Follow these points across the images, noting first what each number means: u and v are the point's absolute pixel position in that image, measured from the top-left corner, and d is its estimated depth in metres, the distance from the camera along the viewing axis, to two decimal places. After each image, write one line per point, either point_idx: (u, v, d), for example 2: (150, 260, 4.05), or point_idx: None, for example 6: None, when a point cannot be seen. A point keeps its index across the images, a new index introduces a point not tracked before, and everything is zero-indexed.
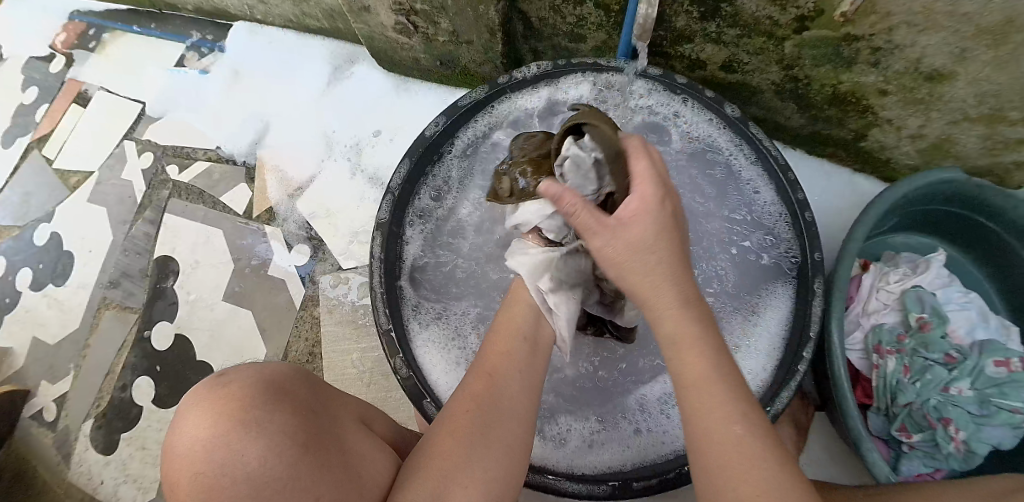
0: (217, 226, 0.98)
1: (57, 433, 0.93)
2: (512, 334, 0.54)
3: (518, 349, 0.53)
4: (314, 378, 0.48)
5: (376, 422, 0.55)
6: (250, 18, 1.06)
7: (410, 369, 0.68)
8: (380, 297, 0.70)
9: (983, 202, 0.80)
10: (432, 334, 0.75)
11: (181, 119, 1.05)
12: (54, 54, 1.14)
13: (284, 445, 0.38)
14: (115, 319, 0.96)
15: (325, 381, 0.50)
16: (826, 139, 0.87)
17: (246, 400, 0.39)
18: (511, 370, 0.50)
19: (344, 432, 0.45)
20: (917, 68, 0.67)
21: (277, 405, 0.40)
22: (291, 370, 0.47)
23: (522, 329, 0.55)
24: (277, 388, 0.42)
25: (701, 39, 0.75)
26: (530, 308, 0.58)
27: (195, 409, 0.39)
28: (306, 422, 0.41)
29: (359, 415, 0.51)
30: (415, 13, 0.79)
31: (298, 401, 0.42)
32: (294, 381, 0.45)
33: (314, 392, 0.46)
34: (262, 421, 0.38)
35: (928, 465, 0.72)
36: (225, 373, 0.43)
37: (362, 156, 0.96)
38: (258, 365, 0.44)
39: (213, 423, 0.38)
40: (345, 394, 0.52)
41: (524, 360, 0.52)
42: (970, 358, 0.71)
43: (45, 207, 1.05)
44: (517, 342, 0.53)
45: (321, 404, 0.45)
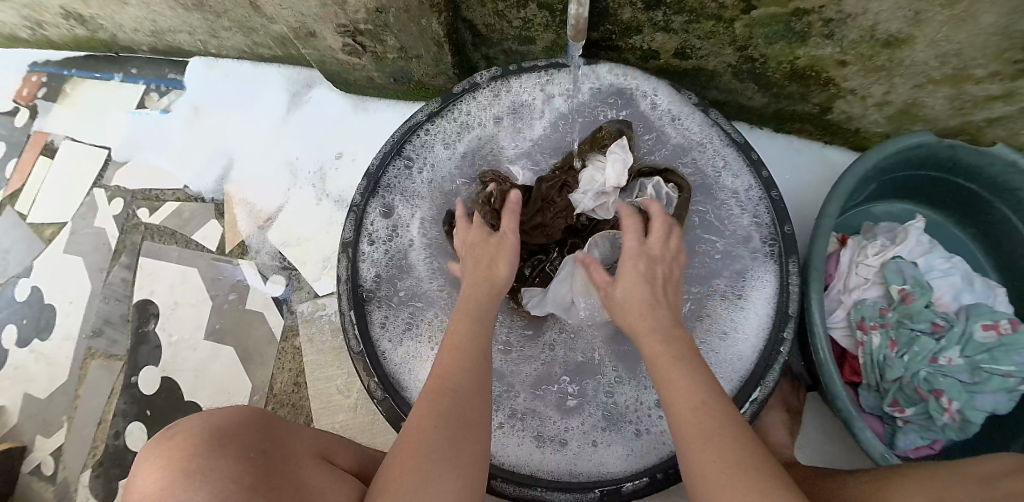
0: (193, 264, 0.98)
1: (56, 486, 0.93)
2: (463, 348, 0.54)
3: (469, 363, 0.53)
4: (264, 421, 0.49)
5: (336, 458, 0.56)
6: (205, 53, 1.05)
7: (384, 389, 0.69)
8: (348, 321, 0.72)
9: (957, 163, 0.78)
10: (407, 349, 0.74)
11: (147, 162, 1.06)
12: (17, 108, 1.14)
13: (230, 490, 0.38)
14: (102, 367, 0.96)
15: (280, 418, 0.52)
16: (791, 115, 0.86)
17: (192, 450, 0.40)
18: (466, 386, 0.51)
19: (296, 476, 0.46)
20: (873, 35, 0.65)
21: (222, 451, 0.41)
22: (241, 417, 0.47)
23: (470, 343, 0.54)
24: (224, 434, 0.43)
25: (649, 29, 0.74)
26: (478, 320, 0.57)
27: (144, 464, 0.40)
28: (252, 465, 0.42)
29: (316, 454, 0.53)
30: (361, 34, 0.78)
31: (245, 445, 0.43)
32: (243, 428, 0.45)
33: (264, 435, 0.47)
34: (206, 470, 0.39)
35: (925, 437, 0.72)
36: (172, 427, 0.44)
37: (328, 181, 0.97)
38: (206, 414, 0.46)
39: (159, 476, 0.38)
40: (299, 431, 0.54)
41: (474, 372, 0.52)
42: (957, 325, 0.70)
43: (24, 262, 1.06)
44: (465, 359, 0.53)
45: (271, 446, 0.47)
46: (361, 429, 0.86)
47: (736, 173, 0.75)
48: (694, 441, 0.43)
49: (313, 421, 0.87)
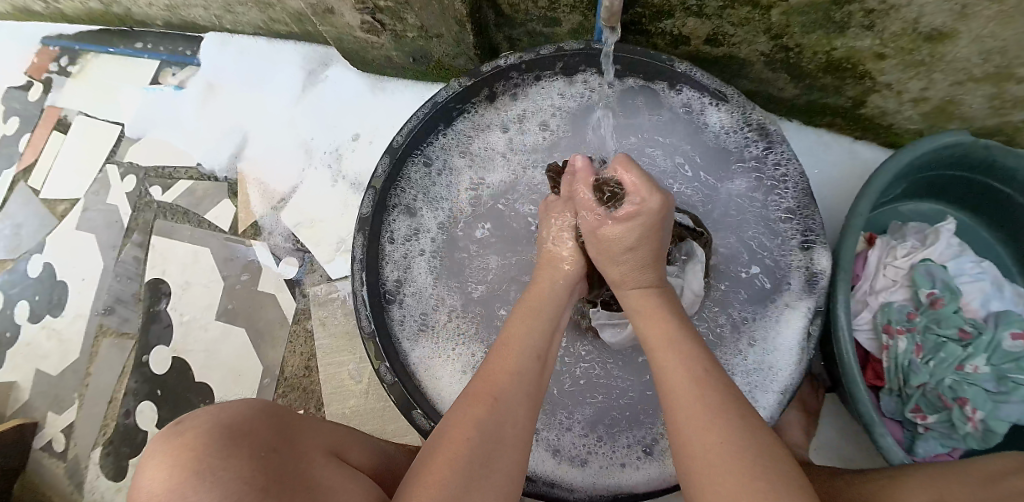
0: (205, 244, 0.97)
1: (67, 462, 0.93)
2: (518, 352, 0.50)
3: (527, 369, 0.49)
4: (279, 415, 0.49)
5: (352, 454, 0.56)
6: (220, 28, 1.03)
7: (395, 373, 0.68)
8: (362, 306, 0.70)
9: (993, 164, 0.75)
10: (428, 346, 0.75)
11: (161, 137, 1.05)
12: (30, 82, 1.12)
13: (239, 490, 0.38)
14: (113, 345, 0.96)
15: (296, 413, 0.52)
16: (822, 108, 0.83)
17: (204, 449, 0.39)
18: (516, 393, 0.47)
19: (308, 471, 0.45)
20: (916, 28, 0.62)
21: (234, 449, 0.40)
22: (253, 409, 0.46)
23: (529, 348, 0.50)
24: (239, 431, 0.43)
25: (681, 13, 0.71)
26: (545, 325, 0.53)
27: (154, 459, 0.40)
28: (264, 465, 0.41)
29: (331, 450, 0.52)
30: (382, 11, 0.76)
31: (256, 442, 0.43)
32: (254, 423, 0.44)
33: (278, 430, 0.47)
34: (217, 470, 0.38)
35: (946, 445, 0.71)
36: (183, 418, 0.43)
37: (343, 162, 0.96)
38: (222, 405, 0.45)
39: (168, 474, 0.38)
40: (314, 426, 0.53)
41: (529, 381, 0.48)
42: (986, 332, 0.69)
43: (36, 238, 1.05)
44: (524, 362, 0.49)
45: (286, 443, 0.46)
46: (373, 415, 0.85)
47: (758, 189, 0.76)
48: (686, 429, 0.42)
49: (324, 406, 0.87)
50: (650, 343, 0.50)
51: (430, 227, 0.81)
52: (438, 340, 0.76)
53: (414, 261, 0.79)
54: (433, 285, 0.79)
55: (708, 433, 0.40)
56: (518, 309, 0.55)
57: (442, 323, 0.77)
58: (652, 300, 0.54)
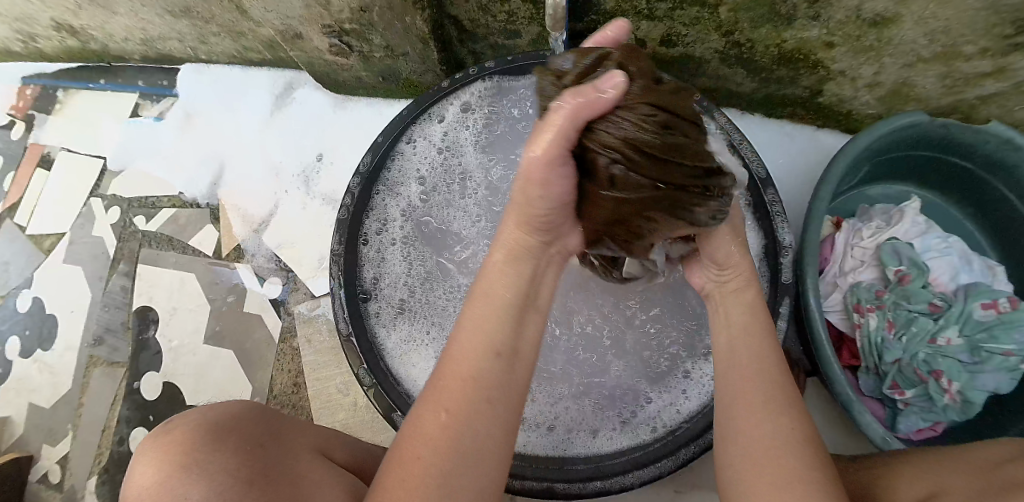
0: (190, 269, 0.99)
1: (63, 493, 0.93)
2: (481, 353, 0.43)
3: (487, 372, 0.42)
4: (273, 410, 0.50)
5: (343, 451, 0.55)
6: (194, 59, 1.06)
7: (374, 376, 0.70)
8: (338, 307, 0.72)
9: (952, 141, 0.77)
10: (401, 335, 0.75)
11: (142, 168, 1.07)
12: (12, 122, 1.14)
13: (225, 482, 0.40)
14: (104, 375, 0.97)
15: (290, 412, 0.53)
16: (782, 99, 0.85)
17: (191, 444, 0.42)
18: (478, 403, 0.41)
19: (303, 458, 0.47)
20: (859, 15, 0.64)
21: (222, 443, 0.42)
22: (252, 404, 0.49)
23: (488, 345, 0.43)
24: (229, 425, 0.45)
25: (634, 17, 0.73)
26: (503, 315, 0.45)
27: (154, 451, 0.43)
28: (254, 452, 0.43)
29: (325, 446, 0.53)
30: (346, 33, 0.78)
31: (245, 433, 0.44)
32: (248, 416, 0.47)
33: (269, 423, 0.48)
34: (203, 461, 0.41)
35: (927, 419, 0.71)
36: (182, 416, 0.46)
37: (313, 182, 0.98)
38: (214, 405, 0.48)
39: (164, 466, 0.41)
40: (310, 422, 0.53)
41: (490, 387, 0.42)
42: (955, 304, 0.70)
43: (25, 274, 1.07)
44: (486, 362, 0.43)
45: (279, 431, 0.48)
46: (362, 428, 0.86)
47: None
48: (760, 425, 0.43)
49: (314, 421, 0.88)
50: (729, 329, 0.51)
51: (397, 218, 0.80)
52: (410, 328, 0.76)
53: (387, 256, 0.78)
54: (402, 277, 0.78)
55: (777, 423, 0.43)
56: (473, 295, 0.47)
57: (418, 313, 0.77)
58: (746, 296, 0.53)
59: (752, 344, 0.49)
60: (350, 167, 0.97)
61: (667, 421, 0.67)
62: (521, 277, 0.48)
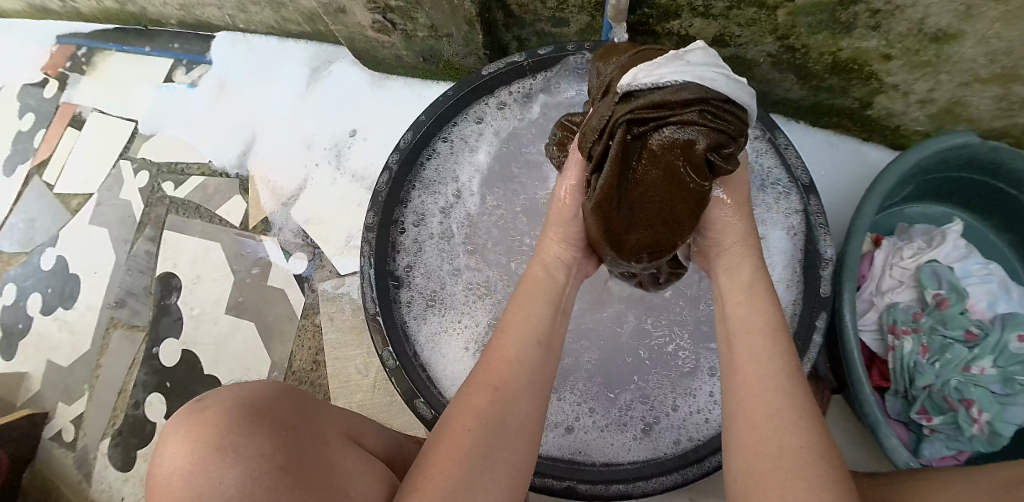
0: (216, 239, 0.99)
1: (76, 452, 0.94)
2: (521, 338, 0.49)
3: (529, 355, 0.48)
4: (300, 395, 0.48)
5: (365, 438, 0.54)
6: (232, 28, 1.05)
7: (399, 359, 0.68)
8: (367, 285, 0.71)
9: (1000, 166, 0.75)
10: (431, 325, 0.75)
11: (172, 134, 1.06)
12: (46, 80, 1.14)
13: (261, 468, 0.37)
14: (123, 338, 0.97)
15: (313, 396, 0.50)
16: (829, 109, 0.84)
17: (224, 424, 0.39)
18: (519, 381, 0.46)
19: (329, 450, 0.44)
20: (921, 29, 0.63)
21: (256, 427, 0.40)
22: (276, 389, 0.46)
23: (532, 333, 0.50)
24: (261, 408, 0.42)
25: (688, 14, 0.73)
26: (544, 311, 0.52)
27: (175, 433, 0.39)
28: (286, 440, 0.41)
29: (348, 434, 0.51)
30: (392, 10, 0.77)
31: (277, 420, 0.42)
32: (277, 401, 0.44)
33: (297, 409, 0.45)
34: (239, 446, 0.38)
35: (951, 447, 0.71)
36: (203, 397, 0.42)
37: (344, 157, 0.97)
38: (240, 384, 0.44)
39: (190, 450, 0.37)
40: (328, 410, 0.51)
41: (532, 369, 0.47)
42: (992, 333, 0.69)
43: (50, 232, 1.07)
44: (526, 349, 0.48)
45: (304, 419, 0.45)
46: (379, 409, 0.86)
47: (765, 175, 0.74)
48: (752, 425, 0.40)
49: (331, 399, 0.88)
50: (735, 328, 0.47)
51: (434, 206, 0.79)
52: (441, 319, 0.75)
53: (422, 245, 0.78)
54: (436, 271, 0.78)
55: (784, 430, 0.38)
56: (520, 295, 0.54)
57: (450, 308, 0.76)
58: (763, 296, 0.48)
59: (754, 340, 0.45)
60: (382, 145, 0.96)
61: (693, 430, 0.67)
62: (559, 289, 0.55)
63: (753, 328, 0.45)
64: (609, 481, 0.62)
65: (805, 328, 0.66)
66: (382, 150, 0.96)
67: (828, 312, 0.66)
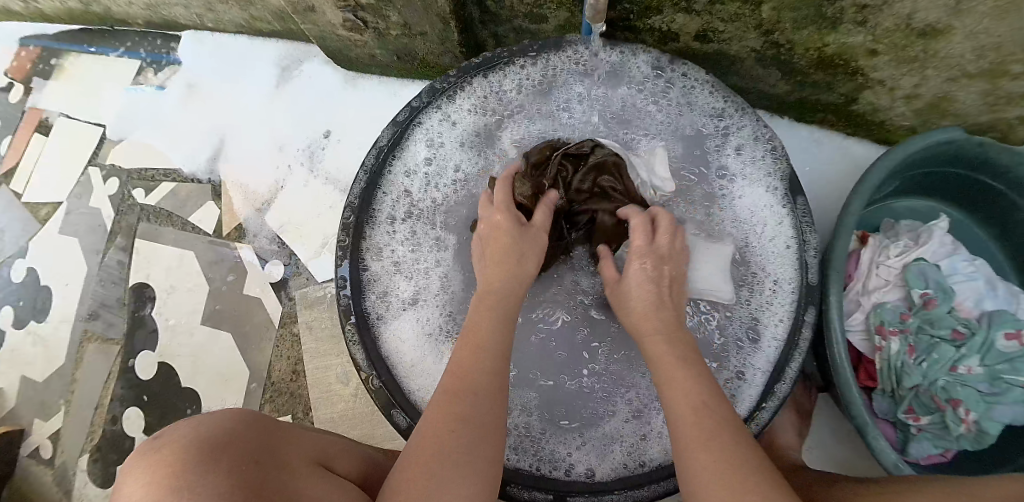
0: (189, 247, 0.96)
1: (55, 469, 0.92)
2: (480, 350, 0.50)
3: (490, 365, 0.49)
4: (261, 424, 0.46)
5: (336, 463, 0.52)
6: (200, 27, 1.01)
7: (368, 355, 0.67)
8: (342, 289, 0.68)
9: (986, 161, 0.74)
10: (419, 322, 0.71)
11: (142, 139, 1.03)
12: (10, 84, 1.10)
13: None
14: (98, 351, 0.95)
15: (272, 420, 0.48)
16: (816, 104, 0.82)
17: (178, 464, 0.36)
18: (483, 387, 0.47)
19: (296, 488, 0.42)
20: (909, 24, 0.61)
21: (214, 464, 0.37)
22: (234, 422, 0.43)
23: (494, 341, 0.51)
24: (219, 444, 0.39)
25: (670, 9, 0.70)
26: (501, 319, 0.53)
27: (130, 476, 0.36)
28: (248, 479, 0.38)
29: (315, 461, 0.49)
30: (363, 9, 0.74)
31: (237, 457, 0.39)
32: (238, 437, 0.41)
33: (257, 441, 0.43)
34: (197, 484, 0.34)
35: (938, 446, 0.70)
36: (161, 434, 0.40)
37: (318, 159, 0.94)
38: (197, 419, 0.42)
39: (143, 492, 0.34)
40: (296, 439, 0.49)
41: (495, 379, 0.49)
42: (979, 332, 0.68)
43: (19, 243, 1.04)
44: (488, 357, 0.50)
45: (267, 456, 0.42)
46: (361, 419, 0.85)
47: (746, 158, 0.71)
48: (687, 444, 0.43)
49: (312, 410, 0.86)
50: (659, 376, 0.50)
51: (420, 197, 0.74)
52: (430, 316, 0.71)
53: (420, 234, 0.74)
54: (406, 271, 0.72)
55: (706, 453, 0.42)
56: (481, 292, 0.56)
57: (419, 309, 0.71)
58: (663, 346, 0.52)
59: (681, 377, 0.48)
60: (356, 146, 0.94)
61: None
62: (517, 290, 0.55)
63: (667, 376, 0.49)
64: (599, 494, 0.61)
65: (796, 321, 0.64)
66: (358, 152, 0.93)
67: (817, 308, 0.64)
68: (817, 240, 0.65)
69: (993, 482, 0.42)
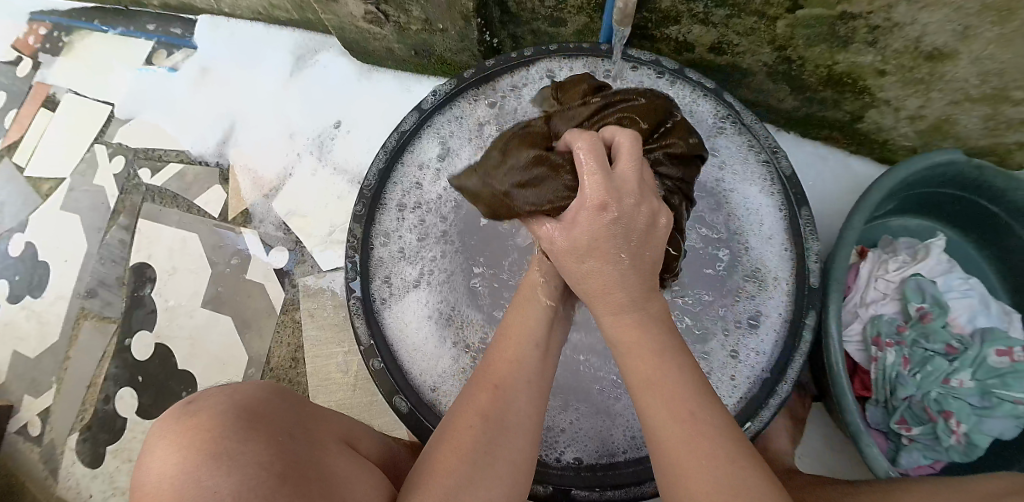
0: (193, 230, 0.95)
1: (43, 447, 0.91)
2: (520, 342, 0.49)
3: (528, 358, 0.48)
4: (293, 399, 0.46)
5: (360, 443, 0.52)
6: (217, 11, 1.02)
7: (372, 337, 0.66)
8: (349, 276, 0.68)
9: (984, 183, 0.76)
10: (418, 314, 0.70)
11: (150, 120, 1.03)
12: (19, 57, 1.09)
13: (257, 474, 0.34)
14: (94, 330, 0.94)
15: (304, 398, 0.48)
16: (821, 120, 0.84)
17: (216, 432, 0.36)
18: (519, 382, 0.46)
19: (327, 459, 0.41)
20: (917, 47, 0.63)
21: (250, 432, 0.37)
22: (266, 393, 0.43)
23: (533, 334, 0.49)
24: (252, 414, 0.39)
25: (687, 19, 0.72)
26: (542, 315, 0.51)
27: (162, 441, 0.36)
28: (282, 447, 0.38)
29: (343, 439, 0.48)
30: (385, 2, 0.75)
31: (272, 427, 0.39)
32: (268, 406, 0.41)
33: (290, 414, 0.43)
34: (234, 451, 0.35)
35: (929, 457, 0.71)
36: (196, 400, 0.40)
37: (327, 149, 0.95)
38: (232, 388, 0.42)
39: (180, 456, 0.34)
40: (325, 415, 0.49)
41: (534, 373, 0.47)
42: (972, 348, 0.70)
43: (18, 217, 1.03)
44: (527, 350, 0.48)
45: (299, 427, 0.42)
46: (359, 409, 0.84)
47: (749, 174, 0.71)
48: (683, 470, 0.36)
49: (310, 398, 0.86)
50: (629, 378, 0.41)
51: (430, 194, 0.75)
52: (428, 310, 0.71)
53: (427, 228, 0.74)
54: (411, 256, 0.72)
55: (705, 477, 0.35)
56: (519, 293, 0.53)
57: (418, 293, 0.71)
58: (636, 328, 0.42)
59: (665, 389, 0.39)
60: (367, 139, 0.94)
61: None
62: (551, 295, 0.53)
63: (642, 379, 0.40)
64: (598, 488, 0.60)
65: (797, 319, 0.64)
66: (369, 144, 0.94)
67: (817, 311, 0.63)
68: (818, 248, 0.65)
69: (981, 485, 0.43)
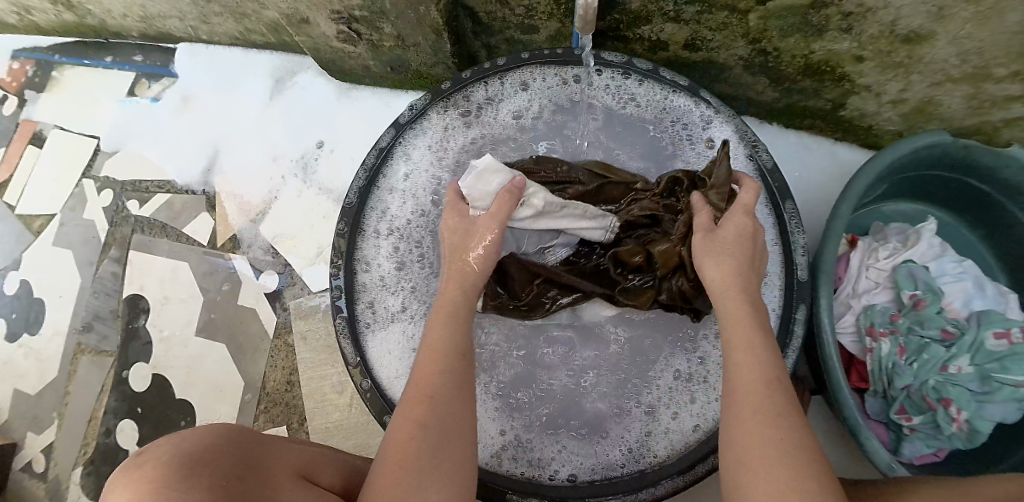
0: (183, 259, 0.96)
1: (48, 482, 0.91)
2: (443, 352, 0.48)
3: (452, 366, 0.47)
4: (242, 439, 0.44)
5: (317, 476, 0.51)
6: (195, 39, 1.02)
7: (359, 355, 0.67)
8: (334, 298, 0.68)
9: (972, 163, 0.75)
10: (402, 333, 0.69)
11: (135, 151, 1.03)
12: (4, 96, 1.10)
13: None
14: (92, 364, 0.94)
15: (253, 435, 0.47)
16: (803, 110, 0.83)
17: (162, 480, 0.34)
18: (448, 392, 0.45)
19: None
20: (892, 31, 0.62)
21: (194, 479, 0.36)
22: (214, 437, 0.42)
23: (453, 345, 0.48)
24: (198, 460, 0.38)
25: (658, 18, 0.71)
26: (457, 320, 0.51)
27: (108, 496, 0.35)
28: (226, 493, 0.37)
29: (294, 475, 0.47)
30: (357, 20, 0.75)
31: (217, 473, 0.38)
32: (213, 451, 0.40)
33: (235, 457, 0.41)
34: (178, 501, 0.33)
35: (931, 445, 0.70)
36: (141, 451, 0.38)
37: (311, 170, 0.95)
38: (176, 435, 0.40)
39: None
40: (276, 453, 0.48)
41: (461, 381, 0.46)
42: (968, 332, 0.68)
43: (12, 255, 1.03)
44: (452, 360, 0.47)
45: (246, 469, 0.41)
46: (356, 429, 0.84)
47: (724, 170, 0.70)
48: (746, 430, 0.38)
49: (307, 420, 0.86)
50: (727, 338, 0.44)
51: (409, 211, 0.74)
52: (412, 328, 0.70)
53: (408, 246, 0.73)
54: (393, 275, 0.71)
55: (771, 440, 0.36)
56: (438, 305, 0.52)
57: (408, 319, 0.70)
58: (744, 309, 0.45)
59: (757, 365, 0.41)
60: (350, 158, 0.94)
61: (685, 437, 0.62)
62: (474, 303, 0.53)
63: (737, 340, 0.43)
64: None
65: (786, 318, 0.64)
66: (351, 162, 0.94)
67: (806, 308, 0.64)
68: (805, 241, 0.65)
69: None
